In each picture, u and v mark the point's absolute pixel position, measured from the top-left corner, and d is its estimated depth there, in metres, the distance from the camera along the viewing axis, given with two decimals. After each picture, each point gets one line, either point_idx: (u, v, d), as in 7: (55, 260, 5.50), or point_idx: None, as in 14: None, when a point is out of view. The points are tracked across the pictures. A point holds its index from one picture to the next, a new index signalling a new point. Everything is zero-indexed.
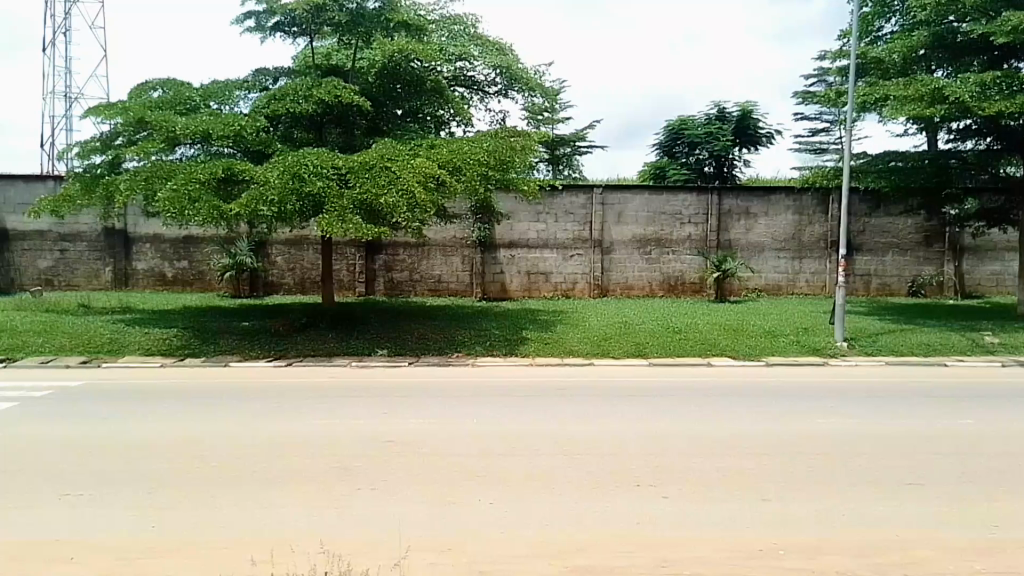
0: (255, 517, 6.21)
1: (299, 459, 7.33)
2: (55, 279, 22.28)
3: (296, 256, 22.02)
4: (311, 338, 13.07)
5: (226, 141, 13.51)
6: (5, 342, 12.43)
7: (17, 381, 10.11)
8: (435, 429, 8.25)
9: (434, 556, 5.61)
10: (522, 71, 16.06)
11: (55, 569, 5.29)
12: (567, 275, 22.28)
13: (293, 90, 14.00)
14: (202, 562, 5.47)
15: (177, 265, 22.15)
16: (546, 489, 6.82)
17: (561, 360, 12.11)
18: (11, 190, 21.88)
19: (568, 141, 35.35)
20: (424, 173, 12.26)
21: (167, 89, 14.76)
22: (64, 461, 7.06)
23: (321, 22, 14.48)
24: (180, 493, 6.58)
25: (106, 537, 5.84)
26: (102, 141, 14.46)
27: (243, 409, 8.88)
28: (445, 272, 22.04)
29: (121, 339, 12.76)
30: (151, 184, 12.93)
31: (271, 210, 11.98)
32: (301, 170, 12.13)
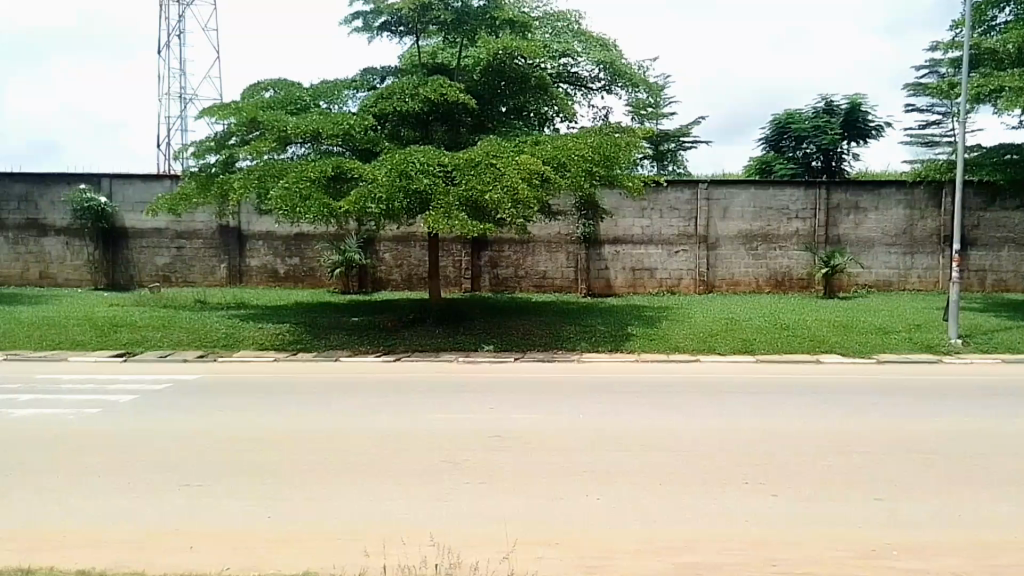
0: (368, 510, 6.22)
1: (406, 454, 7.33)
2: (172, 276, 22.14)
3: (403, 252, 21.54)
4: (419, 333, 13.20)
5: (336, 140, 13.74)
6: (127, 335, 12.85)
7: (131, 375, 10.51)
8: (547, 425, 8.23)
9: (545, 550, 5.60)
10: (627, 66, 15.86)
11: (177, 558, 5.43)
12: (671, 271, 21.69)
13: (400, 87, 14.29)
14: (315, 554, 5.54)
15: (289, 261, 21.76)
16: (660, 483, 6.75)
17: (668, 356, 12.09)
18: (129, 189, 21.82)
19: (671, 137, 35.43)
20: (529, 170, 12.26)
21: (279, 89, 15.03)
22: (182, 452, 7.22)
23: (428, 20, 14.77)
24: (298, 484, 6.63)
25: (220, 525, 5.95)
26: (216, 140, 14.68)
27: (346, 404, 9.00)
28: (551, 268, 21.72)
29: (236, 333, 13.02)
30: (263, 182, 13.21)
31: (379, 207, 12.20)
32: (408, 168, 12.34)
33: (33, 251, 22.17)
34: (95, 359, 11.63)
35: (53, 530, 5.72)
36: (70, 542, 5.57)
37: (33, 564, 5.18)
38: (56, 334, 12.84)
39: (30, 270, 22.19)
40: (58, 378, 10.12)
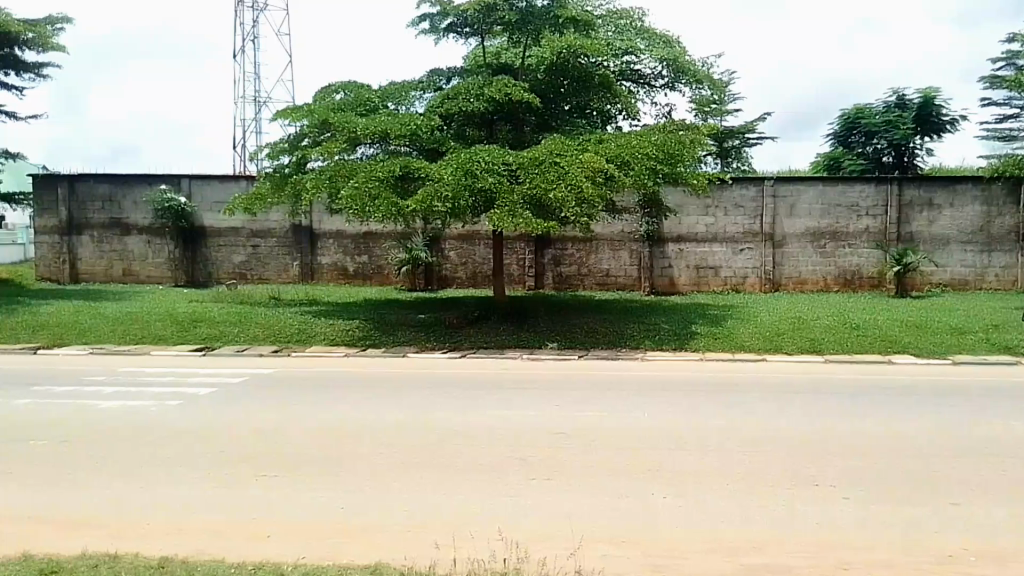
0: (437, 503, 6.35)
1: (475, 449, 7.46)
2: (248, 274, 22.67)
3: (468, 251, 21.72)
4: (484, 330, 13.35)
5: (402, 141, 13.99)
6: (205, 330, 13.34)
7: (208, 369, 10.94)
8: (613, 423, 8.29)
9: (610, 547, 5.64)
10: (691, 63, 15.72)
11: (256, 545, 5.67)
12: (736, 270, 21.37)
13: (466, 88, 14.54)
14: (386, 546, 5.70)
15: (358, 259, 22.13)
16: (728, 482, 6.73)
17: (733, 355, 12.01)
18: (207, 189, 22.46)
19: (735, 133, 34.99)
20: (593, 168, 12.33)
21: (348, 91, 15.36)
22: (258, 444, 7.49)
23: (492, 21, 14.94)
24: (371, 476, 6.81)
25: (294, 514, 6.17)
26: (289, 142, 15.07)
27: (415, 399, 9.19)
28: (613, 266, 21.62)
29: (308, 329, 13.38)
30: (335, 183, 13.46)
31: (445, 206, 12.35)
32: (473, 167, 12.50)
33: (117, 250, 22.82)
34: (176, 354, 12.16)
35: (138, 517, 6.03)
36: (153, 529, 5.85)
37: (120, 550, 5.50)
38: (139, 329, 13.40)
39: (114, 267, 22.85)
40: (141, 372, 10.62)
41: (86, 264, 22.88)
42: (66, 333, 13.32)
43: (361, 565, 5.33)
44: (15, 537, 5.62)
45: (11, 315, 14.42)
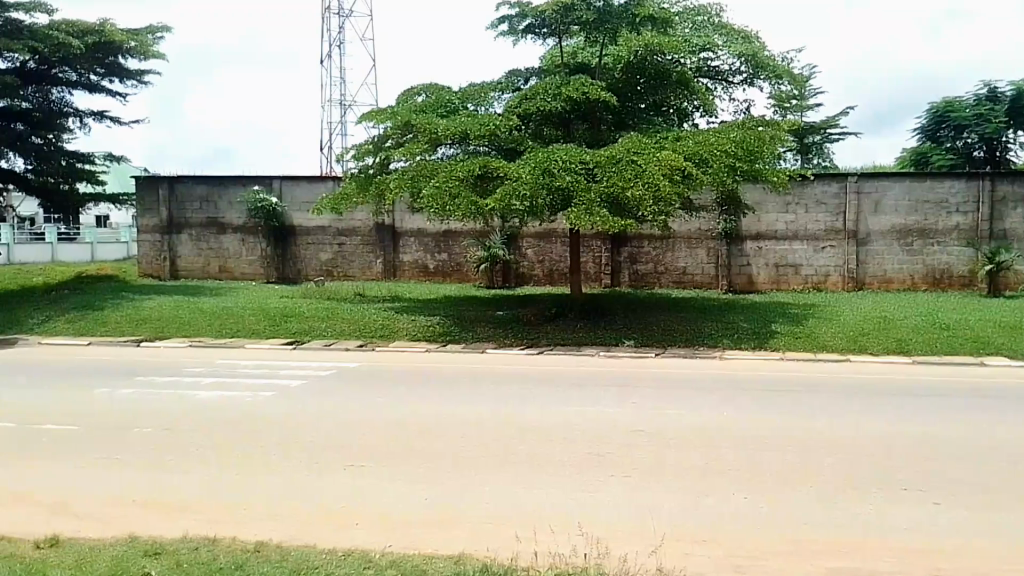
0: (520, 496, 6.47)
1: (557, 445, 7.55)
2: (334, 271, 23.25)
3: (545, 249, 21.84)
4: (560, 327, 13.46)
5: (482, 141, 14.19)
6: (295, 324, 13.84)
7: (296, 362, 11.39)
8: (695, 421, 8.26)
9: (692, 546, 5.65)
10: (769, 59, 15.39)
11: (345, 532, 5.91)
12: (818, 268, 20.90)
13: (543, 88, 14.66)
14: (470, 536, 5.85)
15: (439, 257, 22.56)
16: (815, 485, 6.64)
17: (816, 355, 11.79)
18: (296, 189, 23.13)
19: (818, 129, 34.20)
20: (671, 165, 12.37)
21: (430, 93, 15.72)
22: (344, 435, 7.76)
23: (570, 21, 15.09)
24: (456, 469, 6.99)
25: (381, 504, 6.37)
26: (373, 144, 15.41)
27: (496, 395, 9.35)
28: (691, 264, 21.39)
29: (391, 324, 13.72)
30: (416, 182, 13.78)
31: (523, 205, 12.52)
32: (551, 166, 12.68)
33: (212, 248, 23.74)
34: (268, 347, 12.71)
35: (234, 501, 6.36)
36: (248, 514, 6.16)
37: (218, 533, 5.83)
38: (233, 323, 14.01)
39: (210, 264, 23.78)
40: (234, 364, 11.15)
41: (185, 261, 23.88)
42: (166, 325, 14.08)
43: (445, 556, 5.50)
44: (124, 517, 6.05)
45: (119, 308, 15.31)
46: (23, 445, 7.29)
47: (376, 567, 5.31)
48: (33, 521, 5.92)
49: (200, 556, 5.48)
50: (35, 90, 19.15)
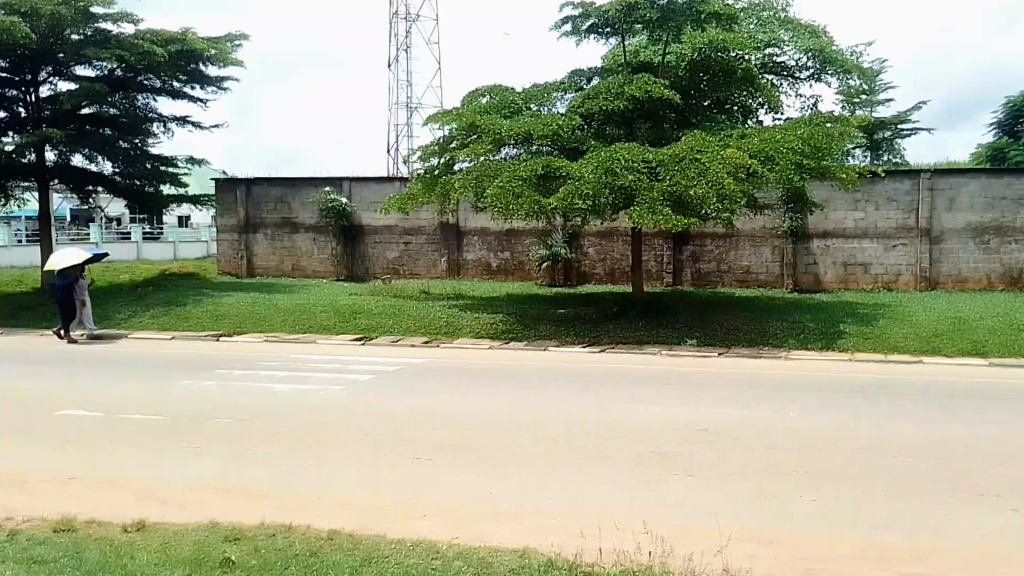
0: (585, 493, 6.55)
1: (621, 443, 7.60)
2: (401, 269, 23.72)
3: (607, 247, 22.09)
4: (622, 325, 13.46)
5: (545, 141, 14.30)
6: (364, 321, 14.20)
7: (364, 357, 11.72)
8: (760, 422, 8.18)
9: (758, 547, 5.62)
10: (837, 53, 15.94)
11: (414, 523, 6.08)
12: (888, 267, 20.34)
13: (606, 87, 14.66)
14: (534, 530, 5.96)
15: (501, 256, 22.87)
16: (886, 488, 6.51)
17: (886, 356, 11.51)
18: (365, 189, 23.70)
19: (887, 124, 33.33)
20: (736, 164, 12.25)
21: (494, 95, 15.82)
22: (409, 429, 7.94)
23: (633, 19, 14.99)
24: (521, 464, 7.10)
25: (447, 497, 6.51)
26: (439, 145, 15.61)
27: (560, 392, 9.43)
28: (755, 263, 20.96)
29: (455, 321, 13.94)
30: (481, 182, 13.94)
31: (586, 203, 12.52)
32: (613, 165, 12.67)
33: (286, 247, 24.43)
34: (338, 342, 13.13)
35: (307, 489, 6.63)
36: (320, 504, 6.39)
37: (294, 521, 6.08)
38: (305, 318, 14.48)
39: (284, 262, 24.47)
40: (306, 358, 11.56)
41: (260, 261, 24.59)
42: (242, 321, 14.65)
43: (511, 549, 5.62)
44: (206, 503, 6.37)
45: (200, 304, 15.96)
46: (110, 433, 7.73)
47: (444, 558, 5.47)
48: (123, 505, 6.29)
49: (277, 542, 5.75)
50: (123, 97, 19.94)
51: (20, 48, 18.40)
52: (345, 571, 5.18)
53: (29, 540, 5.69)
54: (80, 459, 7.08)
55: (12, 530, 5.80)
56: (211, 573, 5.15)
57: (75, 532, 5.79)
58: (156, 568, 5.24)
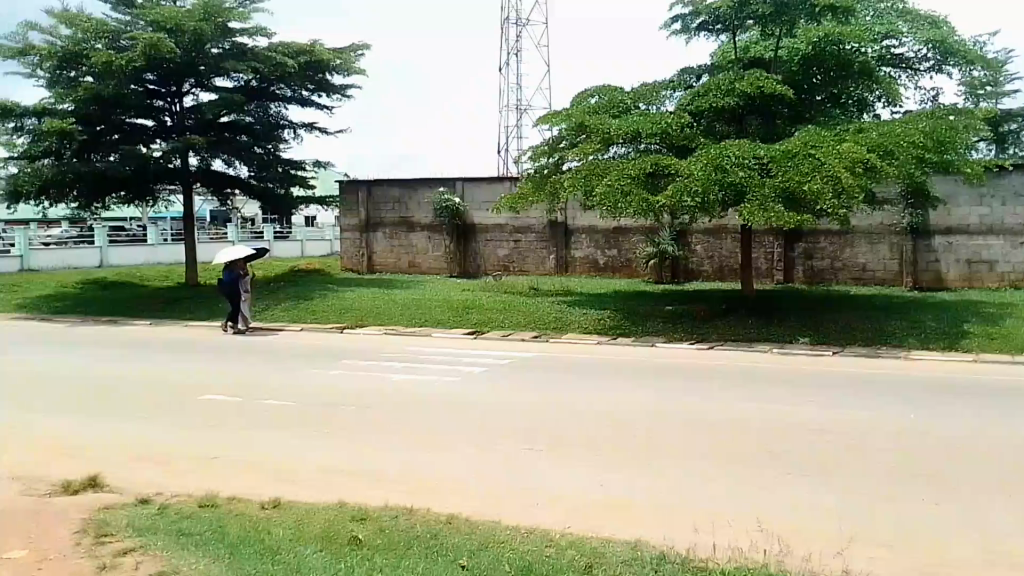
0: (697, 489, 6.61)
1: (735, 441, 7.62)
2: (510, 266, 24.19)
3: (715, 245, 21.82)
4: (731, 323, 13.32)
5: (654, 139, 14.31)
6: (476, 316, 14.63)
7: (477, 351, 12.10)
8: (879, 424, 7.97)
9: (876, 550, 5.52)
10: (959, 43, 15.31)
11: (527, 512, 6.31)
12: (1016, 264, 19.29)
13: (716, 84, 14.65)
14: (646, 524, 6.07)
15: (609, 253, 22.97)
16: (1017, 495, 6.25)
17: (1015, 358, 10.93)
18: (477, 190, 24.29)
19: (1016, 116, 31.48)
20: (852, 158, 12.17)
21: (603, 95, 15.98)
22: (520, 422, 8.20)
23: (745, 15, 15.04)
24: (632, 459, 7.23)
25: (558, 488, 6.71)
26: (549, 145, 15.81)
27: (671, 389, 9.48)
28: (872, 260, 20.29)
29: (565, 317, 14.17)
30: (589, 181, 13.91)
31: (694, 201, 12.49)
32: (723, 162, 12.62)
33: (402, 245, 25.37)
34: (453, 336, 13.59)
35: (426, 475, 6.96)
36: (439, 489, 6.71)
37: (415, 504, 6.42)
38: (421, 313, 15.06)
39: (401, 260, 25.42)
40: (422, 351, 12.03)
41: (380, 257, 25.68)
42: (362, 314, 15.36)
43: (622, 541, 5.75)
44: (333, 484, 6.80)
45: (325, 298, 16.86)
46: (243, 418, 8.34)
47: (557, 546, 5.65)
48: (258, 482, 6.81)
49: (400, 524, 6.07)
50: (258, 105, 21.11)
51: (168, 62, 19.49)
52: (465, 555, 5.46)
53: (180, 513, 6.26)
54: (220, 440, 7.70)
55: (163, 504, 6.40)
56: (342, 550, 5.53)
57: (218, 508, 6.32)
58: (292, 544, 5.67)
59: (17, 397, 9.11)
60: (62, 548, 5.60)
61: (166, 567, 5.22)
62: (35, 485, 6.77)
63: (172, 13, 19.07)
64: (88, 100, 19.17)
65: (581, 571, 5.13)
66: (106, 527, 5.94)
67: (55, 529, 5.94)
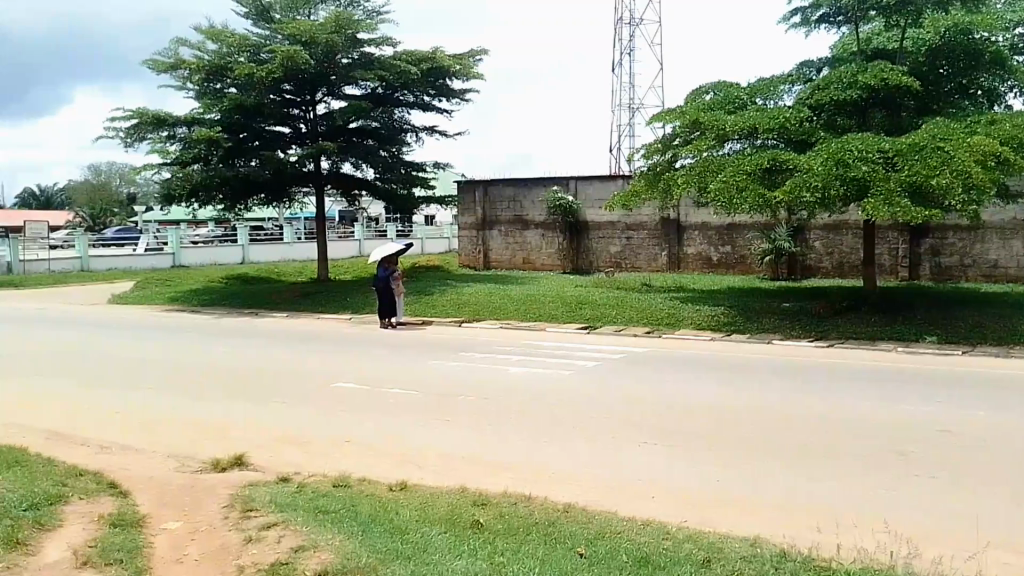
0: (813, 488, 6.58)
1: (852, 442, 7.52)
2: (623, 263, 24.35)
3: (835, 241, 21.31)
4: (851, 321, 12.91)
5: (771, 134, 14.14)
6: (589, 311, 14.80)
7: (590, 346, 12.28)
8: (1013, 428, 7.61)
9: (1013, 556, 5.32)
10: None
11: (643, 503, 6.44)
12: None
13: (836, 77, 14.37)
14: (764, 521, 6.06)
15: (722, 249, 22.73)
16: None
17: None
18: (590, 188, 24.60)
19: None
20: (984, 151, 11.73)
21: (719, 91, 15.97)
22: (632, 418, 8.34)
23: (868, 6, 14.61)
24: (747, 457, 7.27)
25: (673, 483, 6.80)
26: (661, 143, 15.94)
27: (786, 386, 9.41)
28: (1004, 256, 19.42)
29: (678, 313, 14.14)
30: (704, 178, 14.02)
31: (814, 196, 12.26)
32: (846, 156, 12.32)
33: (518, 242, 25.92)
34: (566, 330, 13.87)
35: (544, 465, 7.21)
36: (555, 478, 6.95)
37: (533, 492, 6.65)
38: (536, 308, 15.39)
39: (516, 257, 26.01)
40: (535, 346, 12.34)
41: (495, 254, 26.36)
42: (479, 309, 15.85)
43: (740, 537, 5.76)
44: (455, 470, 7.13)
45: (444, 292, 17.50)
46: (369, 405, 8.88)
47: (674, 539, 5.73)
48: (384, 465, 7.23)
49: (519, 510, 6.31)
50: (383, 111, 22.05)
51: (303, 73, 20.59)
52: (582, 543, 5.63)
53: (315, 491, 6.72)
54: (349, 426, 8.21)
55: (300, 483, 6.87)
56: (465, 533, 5.82)
57: (350, 488, 6.73)
58: (418, 524, 5.99)
59: (164, 382, 10.00)
60: (213, 520, 6.16)
61: (304, 542, 5.62)
62: (187, 462, 7.45)
63: (306, 27, 20.08)
64: (232, 109, 20.36)
65: (699, 565, 5.20)
66: (250, 502, 6.46)
67: (207, 503, 6.53)
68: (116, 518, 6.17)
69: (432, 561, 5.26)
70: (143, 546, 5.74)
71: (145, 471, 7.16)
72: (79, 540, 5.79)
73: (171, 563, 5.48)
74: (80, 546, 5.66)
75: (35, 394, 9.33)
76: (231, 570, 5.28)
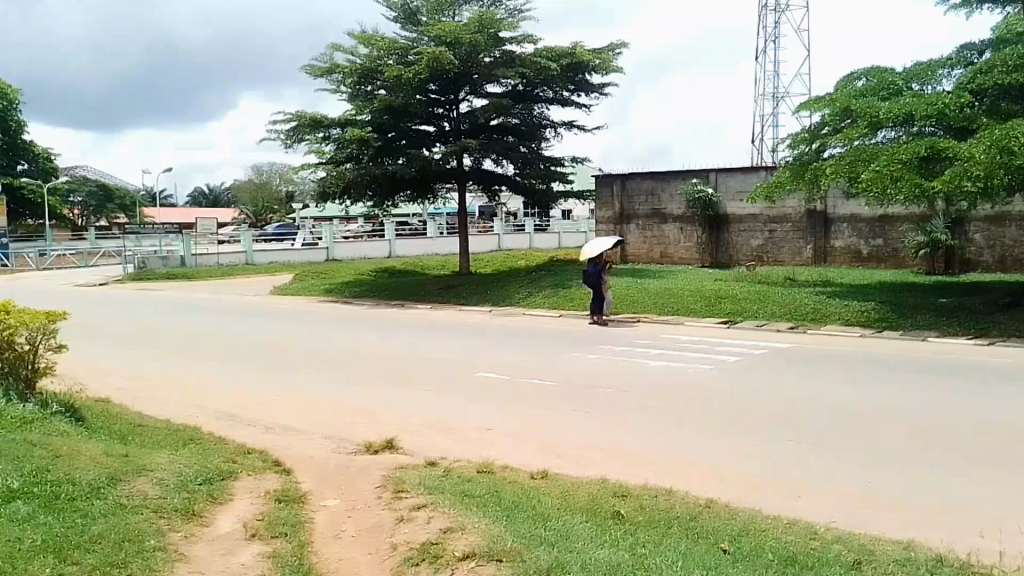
0: (969, 492, 6.29)
1: (1014, 445, 7.11)
2: (764, 257, 23.86)
3: (996, 233, 20.16)
4: (1016, 319, 12.15)
5: (928, 121, 13.53)
6: (730, 305, 14.58)
7: (728, 341, 12.16)
8: None
9: None
10: None
11: (790, 503, 6.30)
12: None
13: (1001, 59, 13.61)
14: (916, 522, 5.85)
15: (873, 242, 21.93)
16: None
17: None
18: (730, 180, 24.27)
19: None
20: None
21: (871, 77, 15.50)
22: (771, 417, 8.18)
23: None
24: (898, 459, 7.02)
25: (818, 484, 6.63)
26: (809, 132, 15.74)
27: (938, 386, 8.97)
28: None
29: (825, 307, 13.76)
30: (855, 167, 13.62)
31: (977, 185, 11.67)
32: (1011, 143, 11.61)
33: (655, 236, 25.83)
34: (707, 325, 13.79)
35: (683, 460, 7.20)
36: (696, 473, 6.92)
37: (674, 486, 6.64)
38: (675, 301, 15.35)
39: (653, 251, 25.92)
40: (674, 340, 12.34)
41: (632, 248, 26.32)
42: (618, 303, 15.96)
43: (893, 540, 5.54)
44: (595, 462, 7.24)
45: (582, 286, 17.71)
46: (518, 396, 9.17)
47: (822, 540, 5.57)
48: (526, 456, 7.40)
49: (660, 503, 6.31)
50: (524, 107, 22.44)
51: (449, 73, 21.31)
52: (725, 539, 5.57)
53: (461, 477, 6.93)
54: (494, 416, 8.47)
55: (447, 467, 7.12)
56: (607, 523, 5.82)
57: (494, 474, 6.92)
58: (560, 513, 6.06)
59: (313, 369, 10.65)
60: (368, 500, 6.48)
61: (453, 523, 5.70)
62: (345, 445, 7.91)
63: (451, 28, 20.49)
64: (382, 111, 21.29)
65: (849, 566, 5.01)
66: (402, 484, 6.73)
67: (363, 483, 6.88)
68: (281, 495, 6.63)
69: (575, 548, 5.29)
70: (305, 522, 6.12)
71: (310, 452, 7.68)
72: (248, 513, 6.24)
73: (329, 539, 5.81)
74: (250, 520, 6.09)
75: (199, 377, 10.13)
76: (385, 547, 5.49)
